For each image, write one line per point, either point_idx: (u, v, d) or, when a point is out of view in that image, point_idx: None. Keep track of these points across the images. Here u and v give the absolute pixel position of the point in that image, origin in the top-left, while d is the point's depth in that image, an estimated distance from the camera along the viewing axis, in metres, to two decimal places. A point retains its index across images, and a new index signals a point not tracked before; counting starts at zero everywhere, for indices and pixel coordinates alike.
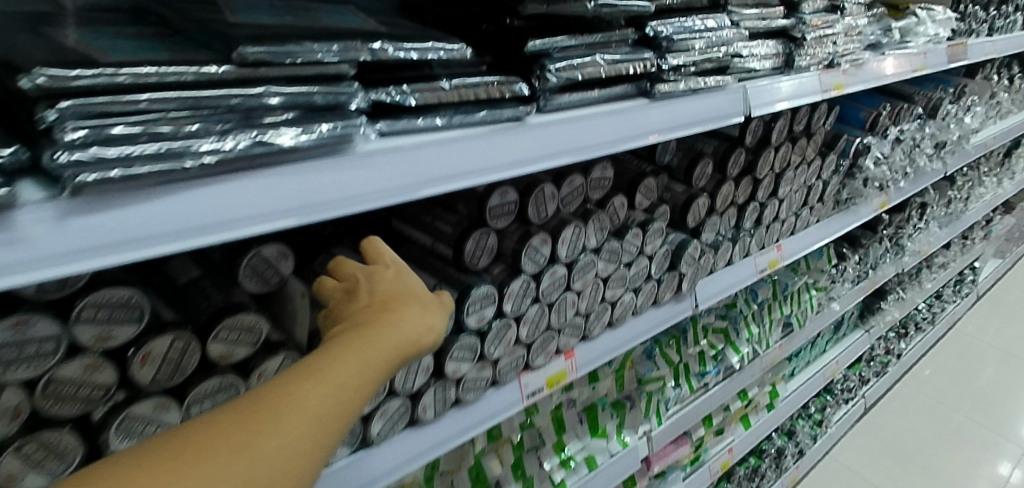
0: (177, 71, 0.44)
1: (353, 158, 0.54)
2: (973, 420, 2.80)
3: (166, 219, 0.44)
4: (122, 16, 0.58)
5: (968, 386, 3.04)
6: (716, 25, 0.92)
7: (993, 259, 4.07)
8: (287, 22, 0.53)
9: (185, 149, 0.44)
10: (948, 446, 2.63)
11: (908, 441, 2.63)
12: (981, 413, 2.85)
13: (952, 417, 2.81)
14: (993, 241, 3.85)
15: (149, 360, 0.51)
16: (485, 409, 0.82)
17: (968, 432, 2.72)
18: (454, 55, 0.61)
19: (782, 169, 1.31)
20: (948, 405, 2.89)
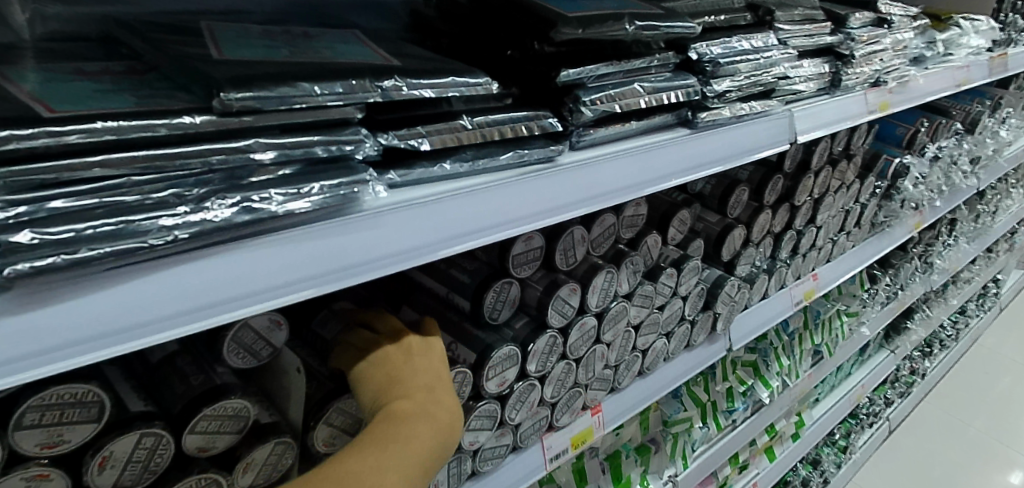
0: (142, 126, 0.35)
1: (361, 218, 0.44)
2: (988, 432, 2.72)
3: (127, 313, 0.34)
4: (90, 47, 0.50)
5: (982, 396, 2.96)
6: (763, 45, 0.83)
7: (1016, 272, 3.94)
8: (282, 58, 0.45)
9: (151, 225, 0.35)
10: (966, 462, 2.55)
11: (929, 461, 2.53)
12: (996, 424, 2.77)
13: (967, 429, 2.73)
14: (1017, 253, 3.72)
15: (111, 465, 0.42)
16: (505, 479, 0.72)
17: (981, 443, 2.65)
18: (477, 91, 0.53)
19: (821, 194, 1.22)
20: (963, 418, 2.80)
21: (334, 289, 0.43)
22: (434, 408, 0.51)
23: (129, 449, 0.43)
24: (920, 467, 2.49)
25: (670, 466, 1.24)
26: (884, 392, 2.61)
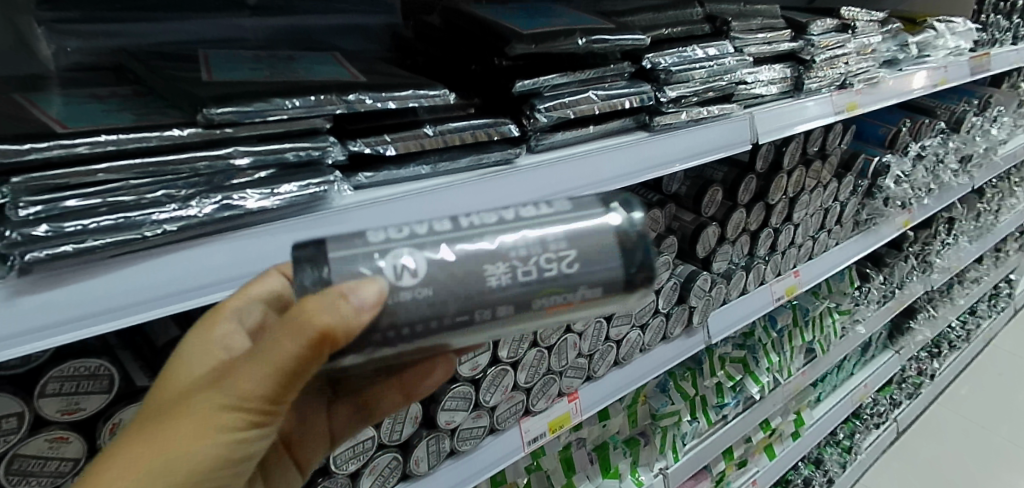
0: (137, 138, 0.42)
1: (330, 214, 0.51)
2: (1015, 443, 2.66)
3: (131, 292, 0.41)
4: (103, 75, 0.57)
5: (1007, 404, 2.90)
6: (717, 53, 0.89)
7: None
8: (262, 79, 0.52)
9: (144, 219, 0.41)
10: (988, 471, 2.50)
11: (945, 468, 2.51)
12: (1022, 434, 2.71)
13: (992, 440, 2.68)
14: None
15: (120, 430, 0.49)
16: (484, 459, 0.79)
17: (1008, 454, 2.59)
18: (435, 102, 0.59)
19: (797, 193, 1.26)
20: (987, 427, 2.75)
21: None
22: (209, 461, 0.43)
23: (135, 417, 0.50)
24: (935, 475, 2.47)
25: (660, 458, 1.29)
26: (891, 393, 2.58)
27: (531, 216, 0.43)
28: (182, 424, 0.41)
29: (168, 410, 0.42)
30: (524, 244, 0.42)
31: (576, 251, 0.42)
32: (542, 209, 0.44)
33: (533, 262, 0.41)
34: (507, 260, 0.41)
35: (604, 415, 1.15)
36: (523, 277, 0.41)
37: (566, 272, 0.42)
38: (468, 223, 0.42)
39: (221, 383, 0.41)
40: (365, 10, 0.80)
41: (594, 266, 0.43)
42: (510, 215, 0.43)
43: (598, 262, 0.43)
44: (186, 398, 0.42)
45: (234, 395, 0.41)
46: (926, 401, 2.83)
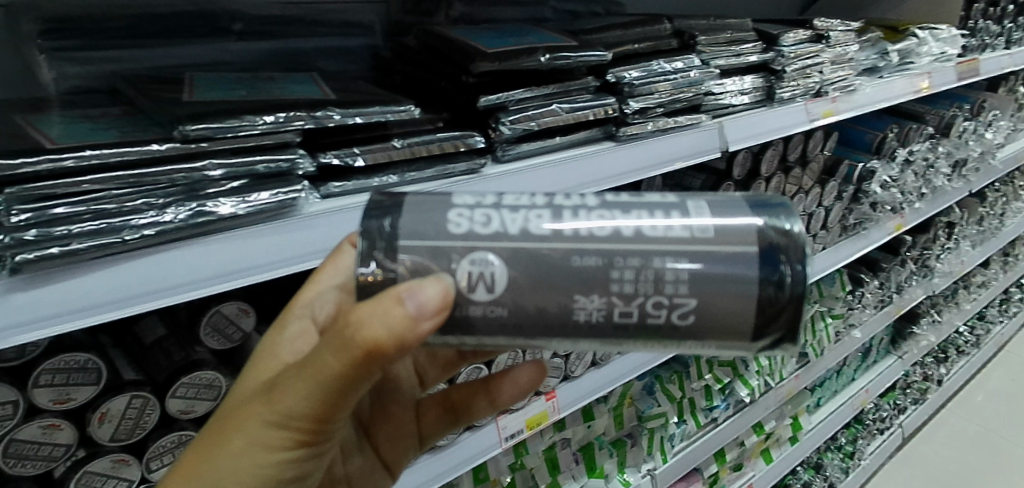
0: (117, 152, 0.48)
1: (300, 220, 0.55)
2: None
3: (115, 289, 0.46)
4: (98, 97, 0.63)
5: None
6: (684, 66, 0.94)
7: None
8: (238, 98, 0.57)
9: (124, 224, 0.47)
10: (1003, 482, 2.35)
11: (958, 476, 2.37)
12: None
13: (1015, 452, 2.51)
14: None
15: (107, 419, 0.54)
16: (464, 452, 0.84)
17: None
18: (401, 116, 0.65)
19: (776, 198, 1.30)
20: (1003, 435, 2.58)
21: (286, 272, 0.54)
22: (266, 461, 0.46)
23: (122, 407, 0.55)
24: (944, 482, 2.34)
25: (648, 460, 1.32)
26: (894, 398, 2.50)
27: (658, 229, 0.42)
28: (228, 446, 0.44)
29: (224, 427, 0.45)
30: (637, 280, 0.41)
31: (698, 278, 0.41)
32: (677, 218, 0.43)
33: (641, 299, 0.41)
34: (615, 282, 0.41)
35: (588, 415, 1.20)
36: (622, 314, 0.42)
37: (676, 320, 0.42)
38: (576, 227, 0.42)
39: (267, 407, 0.43)
40: (346, 32, 0.85)
41: (722, 296, 0.42)
42: (633, 221, 0.42)
43: (723, 294, 0.42)
44: (238, 417, 0.45)
45: (277, 413, 0.43)
46: (934, 406, 2.70)
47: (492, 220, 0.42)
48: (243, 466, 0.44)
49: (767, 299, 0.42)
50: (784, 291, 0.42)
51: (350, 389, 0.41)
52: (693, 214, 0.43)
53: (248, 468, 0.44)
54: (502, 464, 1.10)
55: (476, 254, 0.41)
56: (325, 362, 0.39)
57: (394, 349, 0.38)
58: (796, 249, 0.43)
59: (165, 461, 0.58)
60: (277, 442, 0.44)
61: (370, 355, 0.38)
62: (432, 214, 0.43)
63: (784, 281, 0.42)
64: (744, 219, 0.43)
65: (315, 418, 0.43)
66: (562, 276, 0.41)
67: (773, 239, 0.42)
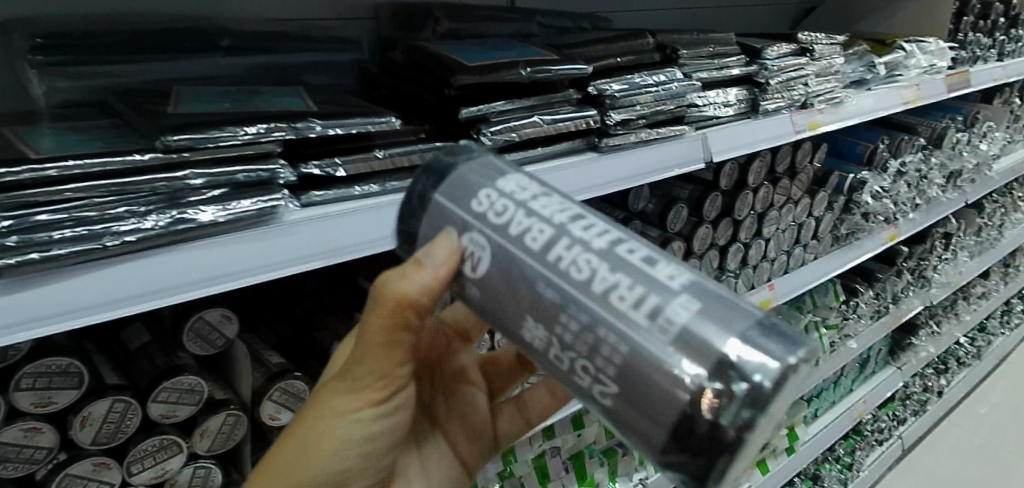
0: (100, 162, 0.50)
1: (280, 228, 0.57)
2: None
3: (95, 293, 0.47)
4: (88, 110, 0.65)
5: None
6: (666, 79, 0.96)
7: None
8: (222, 110, 0.60)
9: (105, 230, 0.48)
10: None
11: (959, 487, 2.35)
12: None
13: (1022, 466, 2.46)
14: None
15: (89, 422, 0.55)
16: None
17: None
18: (382, 128, 0.67)
19: (764, 209, 1.31)
20: (1008, 448, 2.55)
21: (266, 278, 0.56)
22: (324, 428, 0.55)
23: (104, 411, 0.56)
24: None
25: (640, 469, 1.33)
26: (894, 409, 2.47)
27: (631, 297, 0.41)
28: (312, 411, 0.54)
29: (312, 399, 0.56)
30: (567, 337, 0.43)
31: (631, 364, 0.41)
32: (664, 294, 0.41)
33: (566, 350, 0.43)
34: (563, 323, 0.43)
35: (578, 424, 1.22)
36: (555, 356, 0.44)
37: (598, 391, 0.43)
38: (558, 263, 0.43)
39: (341, 373, 0.54)
40: (334, 48, 0.88)
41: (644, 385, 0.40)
42: (612, 282, 0.42)
43: (649, 389, 0.40)
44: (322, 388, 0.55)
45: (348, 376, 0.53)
46: (935, 417, 2.66)
47: (504, 211, 0.46)
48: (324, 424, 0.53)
49: (696, 418, 0.39)
50: (708, 424, 0.39)
51: (398, 342, 0.51)
52: (679, 300, 0.41)
53: (331, 428, 0.53)
54: (491, 472, 1.11)
55: (494, 237, 0.46)
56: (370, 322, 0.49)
57: (426, 299, 0.48)
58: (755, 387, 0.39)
59: (146, 465, 0.59)
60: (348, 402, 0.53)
61: (404, 308, 0.48)
62: (470, 183, 0.48)
63: (719, 418, 0.39)
64: (727, 330, 0.40)
65: (377, 374, 0.53)
66: (524, 297, 0.44)
67: (739, 370, 0.39)
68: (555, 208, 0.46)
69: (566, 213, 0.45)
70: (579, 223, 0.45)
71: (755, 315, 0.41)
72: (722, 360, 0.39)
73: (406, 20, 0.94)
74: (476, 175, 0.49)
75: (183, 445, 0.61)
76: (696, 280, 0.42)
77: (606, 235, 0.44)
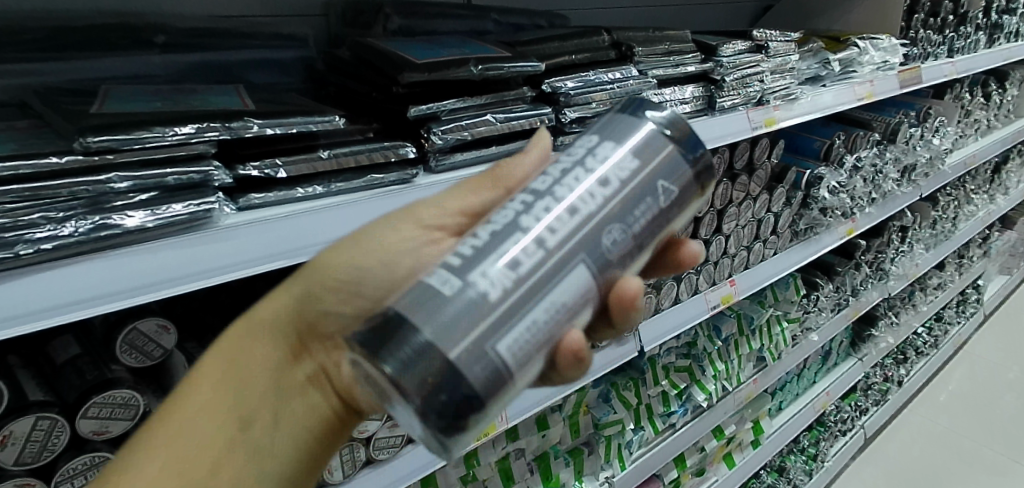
0: (11, 167, 0.47)
1: (214, 233, 0.54)
2: (1002, 454, 2.51)
3: (9, 306, 0.45)
4: (8, 111, 0.61)
5: (989, 411, 2.77)
6: (622, 76, 0.95)
7: (1003, 277, 3.74)
8: (152, 110, 0.57)
9: (18, 239, 0.45)
10: (963, 481, 2.37)
11: (919, 474, 2.40)
12: (1005, 443, 2.56)
13: (978, 451, 2.53)
14: (1000, 258, 3.55)
15: (12, 441, 0.53)
16: (404, 468, 0.85)
17: (991, 463, 2.46)
18: (325, 127, 0.65)
19: (723, 206, 1.32)
20: (967, 436, 2.61)
21: (202, 285, 0.53)
22: None
23: (28, 429, 0.53)
24: (904, 481, 2.36)
25: (606, 467, 1.33)
26: (856, 399, 2.50)
27: (507, 220, 0.46)
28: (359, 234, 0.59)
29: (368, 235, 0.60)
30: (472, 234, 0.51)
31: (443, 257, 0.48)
32: (490, 253, 0.44)
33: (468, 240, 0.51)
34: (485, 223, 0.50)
35: (541, 425, 1.22)
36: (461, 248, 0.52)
37: None
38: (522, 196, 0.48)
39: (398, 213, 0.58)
40: (279, 45, 0.85)
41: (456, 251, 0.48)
42: (518, 213, 0.46)
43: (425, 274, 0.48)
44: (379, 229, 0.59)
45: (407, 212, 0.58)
46: (895, 406, 2.71)
47: (576, 153, 0.50)
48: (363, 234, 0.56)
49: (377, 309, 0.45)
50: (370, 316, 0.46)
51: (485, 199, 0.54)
52: (473, 275, 0.44)
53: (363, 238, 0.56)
54: (454, 478, 1.10)
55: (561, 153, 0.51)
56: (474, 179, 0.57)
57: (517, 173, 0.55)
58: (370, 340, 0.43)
59: (76, 484, 0.57)
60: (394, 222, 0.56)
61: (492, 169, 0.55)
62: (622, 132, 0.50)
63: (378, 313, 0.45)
64: (445, 310, 0.42)
65: (443, 213, 0.54)
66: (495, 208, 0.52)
67: (396, 317, 0.43)
68: (599, 182, 0.48)
69: (602, 188, 0.48)
70: (566, 185, 0.47)
71: (472, 342, 0.42)
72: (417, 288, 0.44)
73: (355, 18, 0.93)
74: (648, 129, 0.50)
75: None
76: (526, 287, 0.44)
77: (558, 222, 0.46)
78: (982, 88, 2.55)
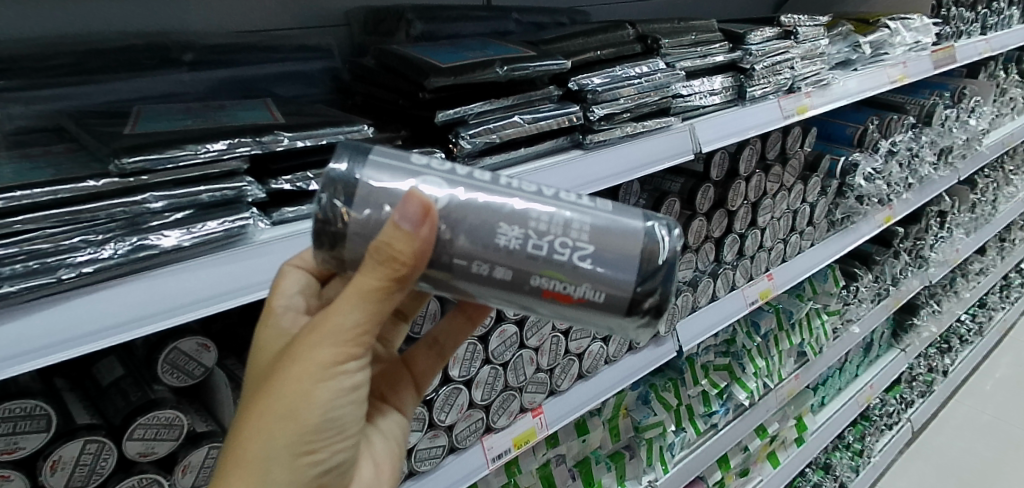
0: (50, 190, 0.47)
1: (249, 248, 0.54)
2: None
3: (57, 331, 0.44)
4: (45, 136, 0.61)
5: None
6: (649, 70, 0.93)
7: None
8: (185, 127, 0.57)
9: (60, 263, 0.45)
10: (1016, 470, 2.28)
11: (969, 465, 2.32)
12: None
13: None
14: None
15: (60, 467, 0.53)
16: (446, 478, 0.84)
17: None
18: (355, 136, 0.64)
19: (758, 198, 1.28)
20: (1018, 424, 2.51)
21: (239, 303, 0.53)
22: (251, 393, 0.51)
23: (76, 454, 0.53)
24: (953, 473, 2.28)
25: (648, 471, 1.31)
26: (900, 391, 2.43)
27: (545, 223, 0.48)
28: (265, 373, 0.51)
29: (253, 384, 0.52)
30: (541, 238, 0.48)
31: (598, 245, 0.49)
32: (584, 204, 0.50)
33: (540, 239, 0.48)
34: (533, 222, 0.48)
35: (581, 430, 1.20)
36: (535, 246, 0.47)
37: (578, 262, 0.48)
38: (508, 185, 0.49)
39: (290, 356, 0.49)
40: (302, 57, 0.85)
41: (510, 296, 0.49)
42: (534, 193, 0.49)
43: (608, 260, 0.49)
44: (259, 375, 0.52)
45: (301, 347, 0.48)
46: (941, 397, 2.62)
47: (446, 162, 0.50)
48: (298, 396, 0.48)
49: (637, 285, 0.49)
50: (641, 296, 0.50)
51: (388, 289, 0.46)
52: (598, 202, 0.51)
53: (301, 397, 0.48)
54: (495, 485, 1.08)
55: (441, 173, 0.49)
56: (362, 280, 0.46)
57: (404, 246, 0.44)
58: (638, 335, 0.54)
59: None
60: (323, 363, 0.48)
61: (400, 260, 0.45)
62: (382, 191, 0.47)
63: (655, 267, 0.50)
64: (635, 216, 0.51)
65: (349, 323, 0.47)
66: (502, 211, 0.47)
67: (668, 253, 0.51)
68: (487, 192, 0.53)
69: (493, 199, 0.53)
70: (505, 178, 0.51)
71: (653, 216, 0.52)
72: (588, 301, 0.49)
73: (377, 25, 0.92)
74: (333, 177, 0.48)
75: (164, 483, 0.58)
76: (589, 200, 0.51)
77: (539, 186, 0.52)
78: (1017, 66, 2.45)
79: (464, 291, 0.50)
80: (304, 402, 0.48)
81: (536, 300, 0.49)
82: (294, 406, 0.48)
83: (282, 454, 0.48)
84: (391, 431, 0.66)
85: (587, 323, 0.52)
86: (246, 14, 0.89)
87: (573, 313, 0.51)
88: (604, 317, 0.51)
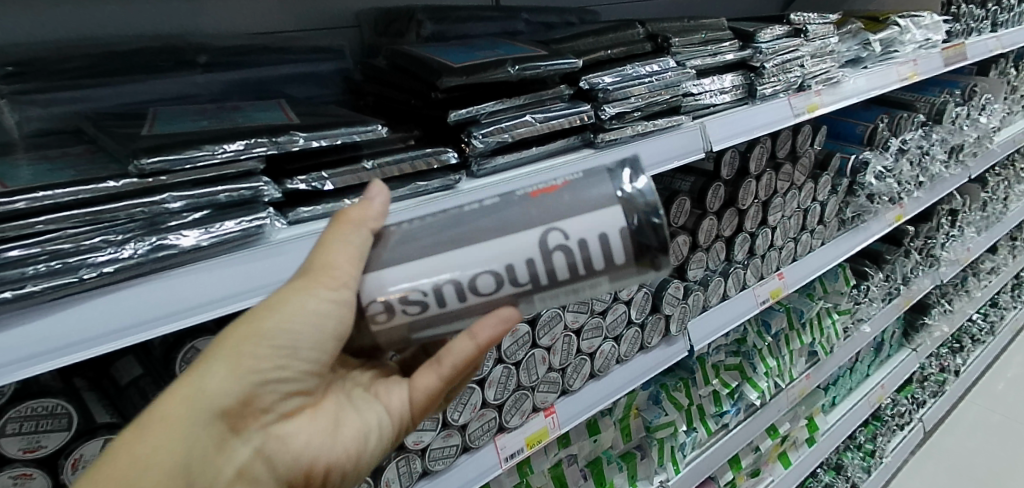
0: (71, 191, 0.48)
1: (267, 247, 0.55)
2: None
3: (76, 331, 0.45)
4: (63, 138, 0.62)
5: None
6: (659, 69, 0.93)
7: None
8: (202, 128, 0.58)
9: (81, 263, 0.46)
10: None
11: (983, 465, 2.30)
12: None
13: None
14: None
15: (82, 465, 0.54)
16: (459, 478, 0.84)
17: None
18: (368, 136, 0.65)
19: (768, 197, 1.27)
20: None
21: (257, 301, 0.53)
22: None
23: (96, 452, 0.55)
24: (966, 473, 2.26)
25: (660, 471, 1.30)
26: (912, 391, 2.41)
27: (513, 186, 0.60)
28: None
29: None
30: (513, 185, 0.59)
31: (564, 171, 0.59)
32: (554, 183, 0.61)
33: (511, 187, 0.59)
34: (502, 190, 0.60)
35: (593, 430, 1.20)
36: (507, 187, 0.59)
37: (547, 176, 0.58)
38: None
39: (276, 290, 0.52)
40: (314, 58, 0.85)
41: (505, 204, 0.55)
42: None
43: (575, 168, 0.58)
44: None
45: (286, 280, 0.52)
46: (953, 397, 2.60)
47: None
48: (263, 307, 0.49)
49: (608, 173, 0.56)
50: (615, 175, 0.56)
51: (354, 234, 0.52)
52: None
53: (265, 309, 0.49)
54: (507, 484, 1.08)
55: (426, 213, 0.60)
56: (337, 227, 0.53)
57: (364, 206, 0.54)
58: (650, 217, 0.55)
59: None
60: (296, 286, 0.50)
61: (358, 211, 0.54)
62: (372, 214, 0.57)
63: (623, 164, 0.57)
64: None
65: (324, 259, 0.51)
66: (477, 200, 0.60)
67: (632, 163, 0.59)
68: None
69: None
70: None
71: None
72: (573, 181, 0.56)
73: (387, 26, 0.93)
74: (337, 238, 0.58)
75: None
76: None
77: None
78: None
79: (466, 223, 0.55)
80: (266, 316, 0.49)
81: (529, 201, 0.55)
82: (258, 316, 0.49)
83: (225, 361, 0.48)
84: (358, 418, 0.59)
85: (595, 216, 0.54)
86: (258, 17, 0.89)
87: (564, 206, 0.55)
88: (592, 207, 0.55)
